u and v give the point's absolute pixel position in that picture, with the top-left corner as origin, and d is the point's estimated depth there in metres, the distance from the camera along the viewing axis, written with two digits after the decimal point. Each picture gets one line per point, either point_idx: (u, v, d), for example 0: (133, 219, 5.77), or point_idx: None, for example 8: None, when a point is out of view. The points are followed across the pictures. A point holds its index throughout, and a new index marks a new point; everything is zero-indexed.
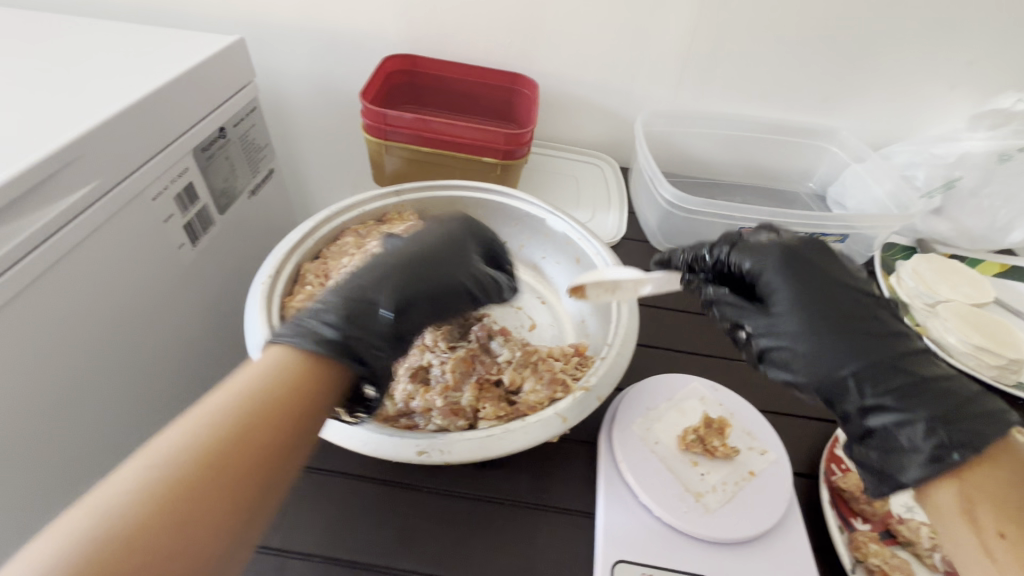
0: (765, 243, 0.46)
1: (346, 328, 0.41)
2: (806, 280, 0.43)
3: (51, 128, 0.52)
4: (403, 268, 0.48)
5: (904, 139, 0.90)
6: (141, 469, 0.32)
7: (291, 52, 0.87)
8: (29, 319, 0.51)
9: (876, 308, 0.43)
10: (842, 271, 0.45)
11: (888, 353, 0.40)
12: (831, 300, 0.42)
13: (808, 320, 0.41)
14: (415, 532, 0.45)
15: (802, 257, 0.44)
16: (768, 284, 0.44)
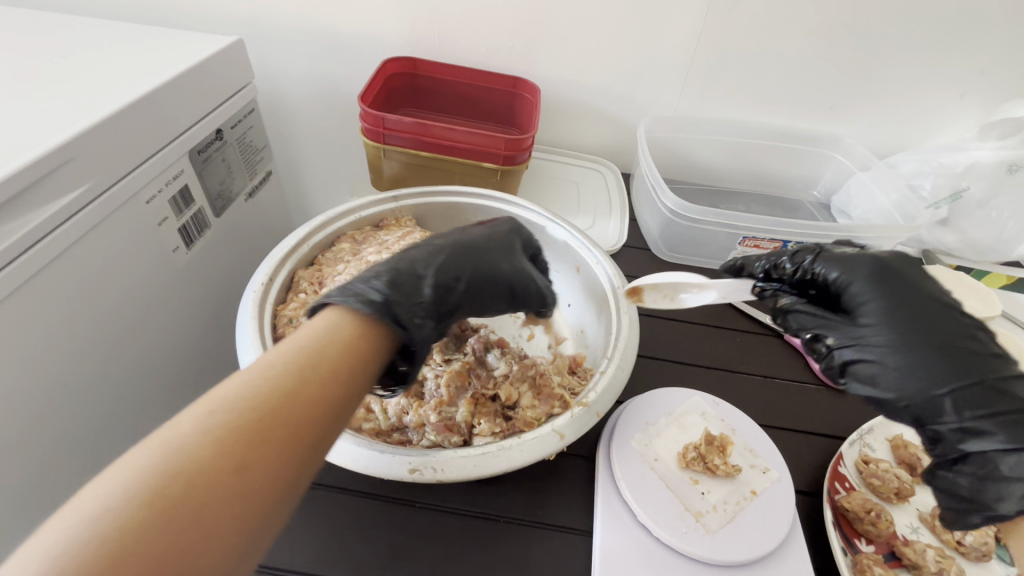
0: (854, 253, 0.43)
1: (391, 293, 0.40)
2: (905, 294, 0.40)
3: (45, 130, 0.51)
4: (454, 250, 0.47)
5: (909, 148, 0.89)
6: (159, 446, 0.28)
7: (291, 53, 0.86)
8: (18, 325, 0.50)
9: (980, 326, 0.39)
10: (936, 282, 0.42)
11: (988, 378, 0.37)
12: (941, 315, 0.39)
13: (907, 336, 0.39)
14: (408, 550, 0.44)
15: (903, 269, 0.42)
16: (861, 295, 0.41)
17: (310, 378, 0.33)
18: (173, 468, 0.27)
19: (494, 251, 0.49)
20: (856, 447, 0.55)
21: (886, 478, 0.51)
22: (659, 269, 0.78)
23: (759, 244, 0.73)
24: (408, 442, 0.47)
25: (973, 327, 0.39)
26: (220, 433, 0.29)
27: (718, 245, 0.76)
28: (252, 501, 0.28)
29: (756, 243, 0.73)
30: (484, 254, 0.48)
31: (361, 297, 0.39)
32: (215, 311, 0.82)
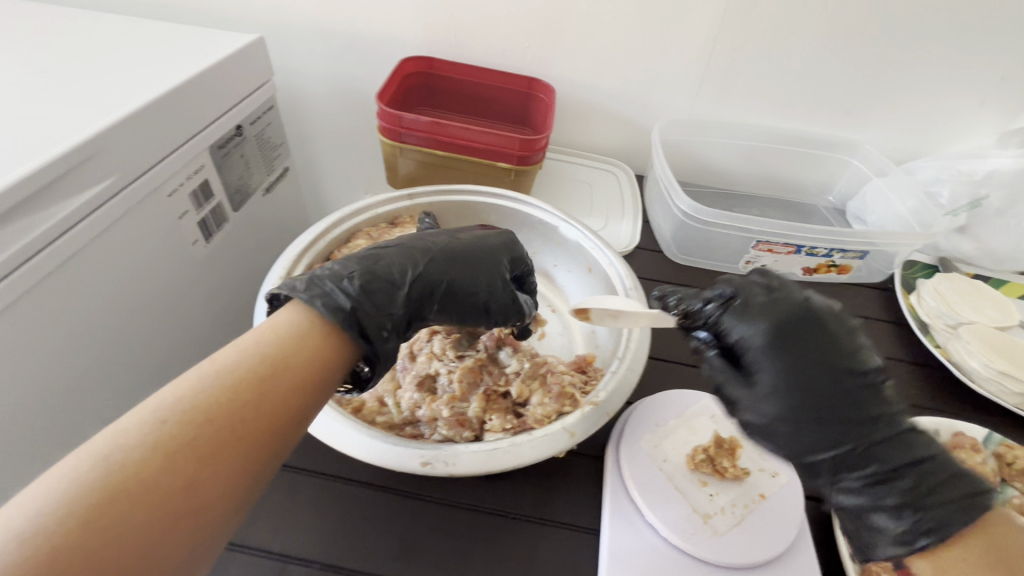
0: (762, 309, 0.41)
1: (360, 302, 0.42)
2: (799, 360, 0.39)
3: (71, 124, 0.53)
4: (432, 256, 0.48)
5: (928, 154, 0.88)
6: (141, 420, 0.31)
7: (309, 51, 0.87)
8: (44, 312, 0.51)
9: (870, 382, 0.39)
10: (847, 336, 0.40)
11: (877, 440, 0.38)
12: (835, 377, 0.39)
13: (798, 401, 0.39)
14: (417, 542, 0.45)
15: (800, 323, 0.40)
16: (759, 358, 0.40)
17: (279, 362, 0.37)
18: (155, 433, 0.31)
19: (481, 263, 0.50)
20: None
21: None
22: (671, 272, 0.78)
23: (773, 249, 0.73)
24: (419, 436, 0.48)
25: (859, 384, 0.39)
26: (205, 406, 0.33)
27: (732, 248, 0.76)
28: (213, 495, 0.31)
29: (769, 247, 0.73)
30: (472, 266, 0.50)
31: (334, 300, 0.41)
32: (231, 305, 0.83)
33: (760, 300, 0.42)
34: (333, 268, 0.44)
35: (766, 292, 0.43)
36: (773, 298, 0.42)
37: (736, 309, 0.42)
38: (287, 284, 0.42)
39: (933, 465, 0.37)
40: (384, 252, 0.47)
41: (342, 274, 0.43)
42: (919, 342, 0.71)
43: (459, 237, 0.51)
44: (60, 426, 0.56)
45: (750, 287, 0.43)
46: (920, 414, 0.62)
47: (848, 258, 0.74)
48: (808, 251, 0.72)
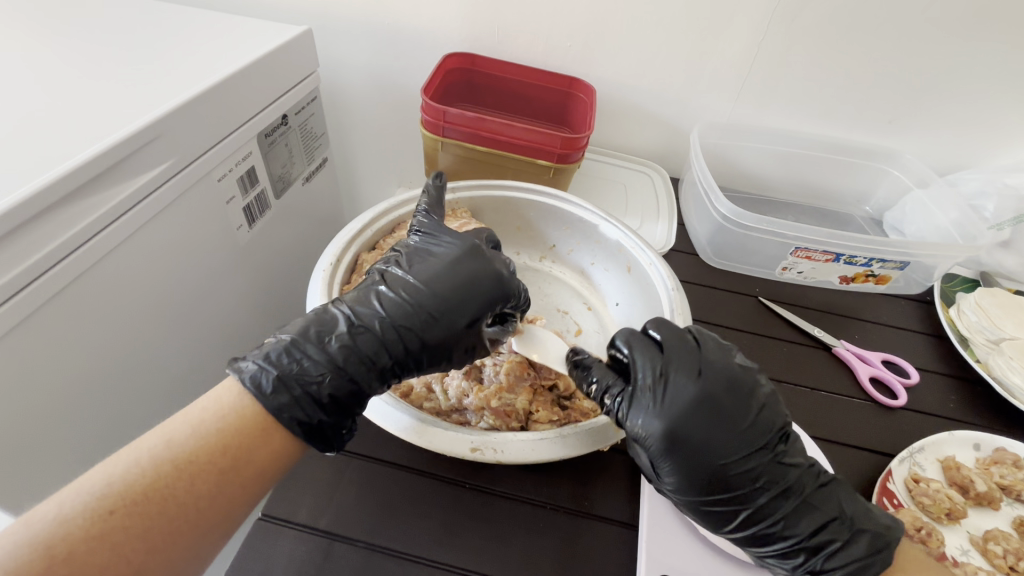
0: (659, 407, 0.40)
1: (324, 413, 0.42)
2: (692, 458, 0.39)
3: (135, 109, 0.54)
4: (407, 340, 0.45)
5: (970, 166, 0.86)
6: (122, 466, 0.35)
7: (353, 44, 0.88)
8: (104, 286, 0.53)
9: (770, 458, 0.41)
10: (739, 411, 0.41)
11: (780, 518, 0.41)
12: (729, 466, 0.40)
13: (700, 494, 0.40)
14: (458, 528, 0.46)
15: (695, 413, 0.40)
16: (658, 455, 0.40)
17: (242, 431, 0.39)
18: (118, 494, 0.34)
19: (459, 325, 0.47)
20: (906, 464, 0.55)
21: (937, 499, 0.52)
22: (707, 275, 0.78)
23: (811, 256, 0.73)
24: (466, 422, 0.52)
25: (765, 463, 0.41)
26: (172, 472, 0.36)
27: (769, 254, 0.75)
28: (173, 541, 0.35)
29: (808, 254, 0.72)
30: (448, 333, 0.47)
31: (303, 412, 0.41)
32: (268, 291, 0.85)
33: (655, 389, 0.41)
34: (299, 363, 0.41)
35: (667, 381, 0.41)
36: (663, 387, 0.41)
37: (638, 402, 0.41)
38: (251, 376, 0.40)
39: (832, 529, 0.41)
40: (358, 337, 0.44)
41: (313, 375, 0.42)
42: (958, 355, 0.71)
43: (436, 294, 0.47)
44: (118, 400, 0.58)
45: (641, 360, 0.43)
46: (959, 428, 0.62)
47: (887, 268, 0.74)
48: (847, 259, 0.72)
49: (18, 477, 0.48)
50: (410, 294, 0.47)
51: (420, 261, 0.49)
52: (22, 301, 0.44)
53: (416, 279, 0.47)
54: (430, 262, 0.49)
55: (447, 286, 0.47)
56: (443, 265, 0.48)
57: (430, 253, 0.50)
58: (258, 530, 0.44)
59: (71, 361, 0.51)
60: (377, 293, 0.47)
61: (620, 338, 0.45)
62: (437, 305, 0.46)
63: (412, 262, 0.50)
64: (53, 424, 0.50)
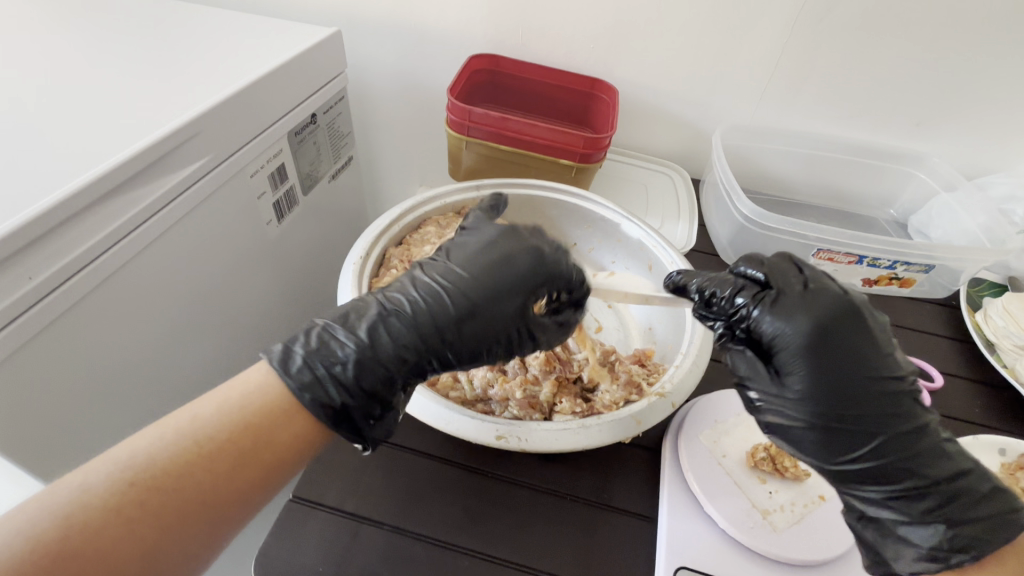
0: (800, 307, 0.39)
1: (352, 394, 0.42)
2: (836, 364, 0.38)
3: (174, 108, 0.57)
4: (435, 330, 0.45)
5: (1000, 171, 0.85)
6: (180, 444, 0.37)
7: (381, 44, 0.91)
8: (142, 276, 0.55)
9: (907, 390, 0.40)
10: (880, 339, 0.40)
11: (918, 454, 0.39)
12: (866, 387, 0.39)
13: (830, 413, 0.39)
14: (480, 515, 0.47)
15: (836, 326, 0.39)
16: (794, 362, 0.39)
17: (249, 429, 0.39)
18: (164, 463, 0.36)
19: (486, 308, 0.46)
20: None
21: None
22: None
23: (834, 257, 0.73)
24: (491, 412, 0.53)
25: (901, 394, 0.39)
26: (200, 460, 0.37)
27: (791, 255, 0.75)
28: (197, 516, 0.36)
29: (830, 255, 0.72)
30: (485, 317, 0.46)
31: (332, 392, 0.41)
32: (294, 285, 0.88)
33: (796, 295, 0.40)
34: (330, 344, 0.42)
35: (812, 287, 0.40)
36: (811, 291, 0.40)
37: (771, 310, 0.40)
38: (278, 355, 0.41)
39: (970, 480, 0.39)
40: (392, 322, 0.44)
41: (340, 357, 0.42)
42: (986, 361, 0.69)
43: (465, 275, 0.47)
44: (152, 387, 0.61)
45: (779, 273, 0.42)
46: (984, 432, 0.61)
47: (911, 271, 0.73)
48: (870, 261, 0.72)
49: (61, 457, 0.50)
50: (447, 281, 0.46)
51: (457, 251, 0.49)
52: (74, 285, 0.47)
53: (456, 271, 0.47)
54: (462, 253, 0.49)
55: (484, 278, 0.46)
56: (475, 254, 0.48)
57: (464, 245, 0.50)
58: (289, 511, 0.45)
59: (112, 346, 0.53)
60: (410, 282, 0.47)
61: (739, 262, 0.44)
62: (466, 296, 0.46)
63: (451, 251, 0.49)
64: (94, 404, 0.52)
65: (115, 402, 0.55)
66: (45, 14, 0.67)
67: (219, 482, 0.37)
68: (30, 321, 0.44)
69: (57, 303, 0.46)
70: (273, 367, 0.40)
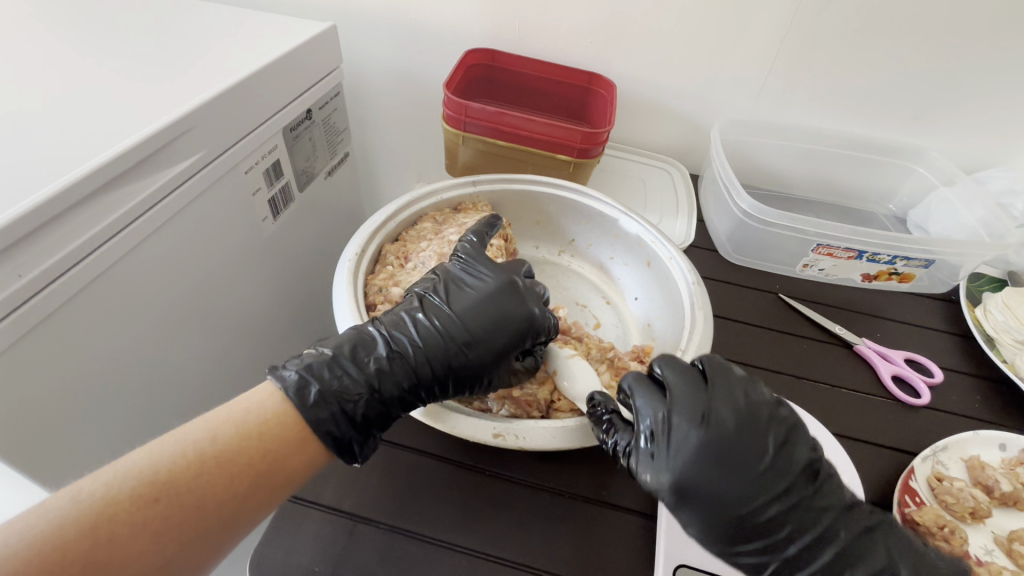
0: (667, 458, 0.40)
1: (355, 429, 0.44)
2: (711, 505, 0.39)
3: (165, 104, 0.56)
4: (432, 373, 0.46)
5: (999, 165, 0.85)
6: (201, 441, 0.38)
7: (377, 39, 0.90)
8: (133, 274, 0.54)
9: (791, 504, 0.40)
10: (750, 460, 0.40)
11: (820, 568, 0.39)
12: (750, 518, 0.39)
13: (724, 544, 0.40)
14: (478, 514, 0.46)
15: (703, 465, 0.39)
16: (675, 505, 0.40)
17: (269, 437, 0.40)
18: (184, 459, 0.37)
19: (483, 350, 0.48)
20: (928, 463, 0.55)
21: (960, 498, 0.52)
22: (726, 271, 0.78)
23: (833, 253, 0.72)
24: (487, 411, 0.52)
25: (787, 509, 0.40)
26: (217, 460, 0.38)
27: (790, 250, 0.75)
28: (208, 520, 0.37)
29: (830, 251, 0.72)
30: (480, 357, 0.48)
31: (339, 428, 0.42)
32: (290, 283, 0.87)
33: (660, 440, 0.41)
34: (337, 380, 0.43)
35: (675, 435, 0.40)
36: (669, 434, 0.41)
37: (647, 453, 0.41)
38: (292, 382, 0.42)
39: None
40: (395, 361, 0.46)
41: (350, 393, 0.43)
42: (985, 356, 0.69)
43: (465, 319, 0.48)
44: (146, 386, 0.60)
45: (645, 404, 0.43)
46: (983, 428, 0.61)
47: (910, 266, 0.73)
48: (870, 257, 0.71)
49: (53, 458, 0.49)
50: (449, 323, 0.48)
51: (457, 290, 0.51)
52: (65, 283, 0.46)
53: (452, 314, 0.48)
54: (463, 293, 0.50)
55: (479, 321, 0.48)
56: (477, 298, 0.50)
57: (463, 286, 0.51)
58: (285, 511, 0.45)
59: (104, 344, 0.53)
60: (409, 323, 0.48)
61: (626, 382, 0.46)
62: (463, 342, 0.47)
63: (449, 290, 0.51)
64: (87, 404, 0.52)
65: (107, 401, 0.54)
66: (35, 9, 0.66)
67: (237, 482, 0.38)
68: (20, 320, 0.43)
69: (48, 301, 0.45)
70: (287, 392, 0.41)
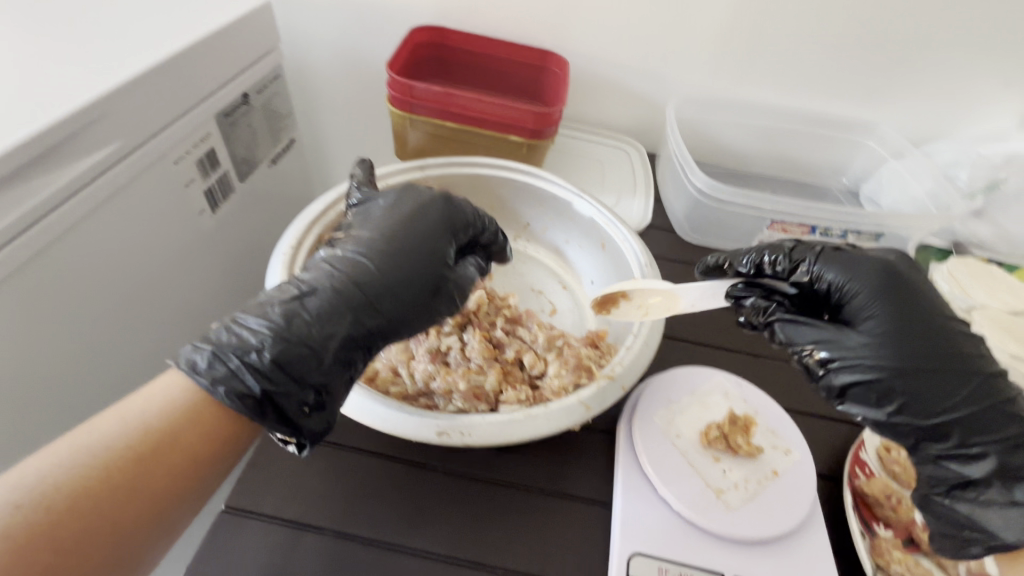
0: (849, 259, 0.43)
1: (272, 382, 0.39)
2: (905, 308, 0.41)
3: (69, 87, 0.51)
4: (360, 295, 0.43)
5: (945, 138, 0.86)
6: (104, 446, 0.35)
7: (319, 17, 0.85)
8: (46, 279, 0.50)
9: (966, 331, 0.42)
10: (931, 289, 0.43)
11: (999, 399, 0.40)
12: (939, 329, 0.41)
13: (903, 364, 0.40)
14: (427, 513, 0.45)
15: (879, 273, 0.42)
16: (867, 306, 0.42)
17: (182, 425, 0.37)
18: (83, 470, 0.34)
19: (407, 261, 0.46)
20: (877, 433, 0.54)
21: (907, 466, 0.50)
22: (683, 251, 0.77)
23: (787, 229, 0.72)
24: (434, 407, 0.51)
25: (963, 332, 0.42)
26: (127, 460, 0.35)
27: (745, 228, 0.75)
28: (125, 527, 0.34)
29: (784, 227, 0.71)
30: (402, 267, 0.46)
31: (245, 382, 0.38)
32: (238, 281, 0.83)
33: (842, 251, 0.44)
34: (237, 335, 0.39)
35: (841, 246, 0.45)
36: (851, 251, 0.44)
37: (834, 260, 0.44)
38: (186, 358, 0.38)
39: None
40: (309, 300, 0.42)
41: (254, 344, 0.39)
42: None
43: (381, 239, 0.47)
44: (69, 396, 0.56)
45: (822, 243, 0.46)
46: None
47: (861, 241, 0.72)
48: (822, 232, 0.71)
49: None
50: (363, 250, 0.46)
51: (363, 221, 0.50)
52: None
53: (360, 239, 0.47)
54: (370, 221, 0.49)
55: (391, 236, 0.47)
56: (391, 219, 0.49)
57: (369, 216, 0.50)
58: (221, 522, 0.42)
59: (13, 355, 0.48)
60: (321, 262, 0.45)
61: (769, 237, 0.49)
62: (379, 260, 0.45)
63: (353, 227, 0.50)
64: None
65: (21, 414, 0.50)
66: None
67: (151, 478, 0.35)
68: None
69: None
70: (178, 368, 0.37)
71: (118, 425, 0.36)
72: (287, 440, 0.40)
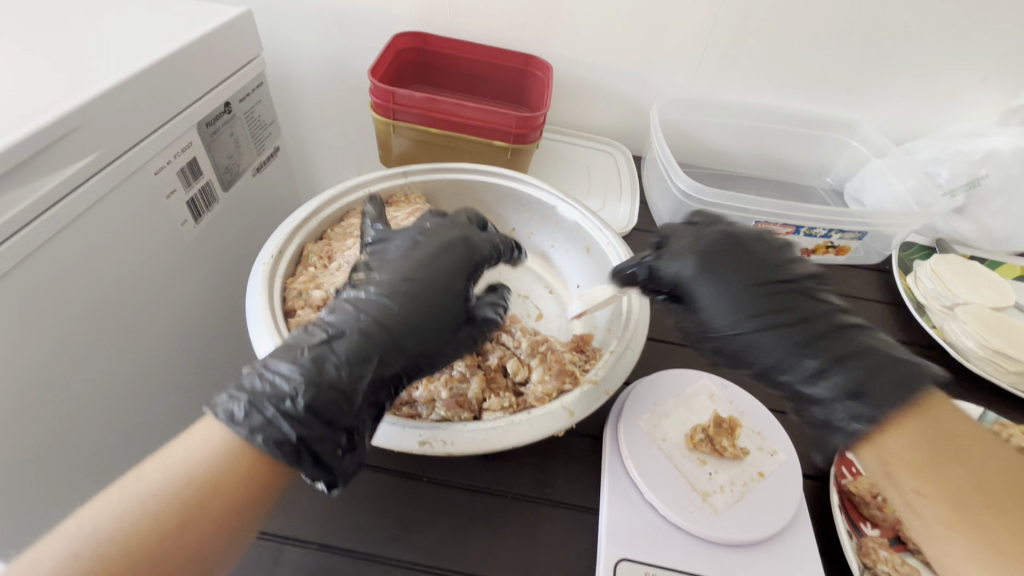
0: (686, 249, 0.46)
1: (307, 429, 0.37)
2: (727, 281, 0.43)
3: (44, 99, 0.50)
4: (389, 337, 0.41)
5: (926, 135, 0.87)
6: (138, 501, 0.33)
7: (301, 25, 0.84)
8: (22, 295, 0.49)
9: (780, 290, 0.43)
10: (767, 257, 0.45)
11: (823, 347, 0.40)
12: (759, 292, 0.42)
13: (750, 328, 0.42)
14: (413, 524, 0.44)
15: (712, 255, 0.44)
16: (698, 286, 0.44)
17: (213, 477, 0.34)
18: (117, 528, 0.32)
19: (434, 296, 0.45)
20: None
21: None
22: None
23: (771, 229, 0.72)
24: (417, 416, 0.50)
25: (785, 291, 0.43)
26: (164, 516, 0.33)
27: None
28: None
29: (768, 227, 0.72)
30: (430, 304, 0.44)
31: (281, 432, 0.36)
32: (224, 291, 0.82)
33: (681, 243, 0.46)
34: (271, 383, 0.37)
35: (687, 233, 0.48)
36: (689, 242, 0.46)
37: (674, 253, 0.46)
38: (223, 407, 0.36)
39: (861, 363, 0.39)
40: (337, 343, 0.40)
41: (286, 391, 0.37)
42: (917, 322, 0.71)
43: (405, 274, 0.45)
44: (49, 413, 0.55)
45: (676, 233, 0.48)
46: None
47: (846, 239, 0.74)
48: (806, 232, 0.72)
49: None
50: (388, 289, 0.44)
51: (381, 258, 0.47)
52: None
53: (381, 279, 0.45)
54: (388, 257, 0.47)
55: (415, 271, 0.45)
56: (409, 254, 0.46)
57: (387, 251, 0.48)
58: None
59: None
60: (345, 302, 0.43)
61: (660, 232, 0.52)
62: (406, 297, 0.43)
63: (375, 263, 0.47)
64: None
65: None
66: None
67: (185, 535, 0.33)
68: None
69: None
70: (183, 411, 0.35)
71: (157, 473, 0.34)
72: (319, 483, 0.39)
